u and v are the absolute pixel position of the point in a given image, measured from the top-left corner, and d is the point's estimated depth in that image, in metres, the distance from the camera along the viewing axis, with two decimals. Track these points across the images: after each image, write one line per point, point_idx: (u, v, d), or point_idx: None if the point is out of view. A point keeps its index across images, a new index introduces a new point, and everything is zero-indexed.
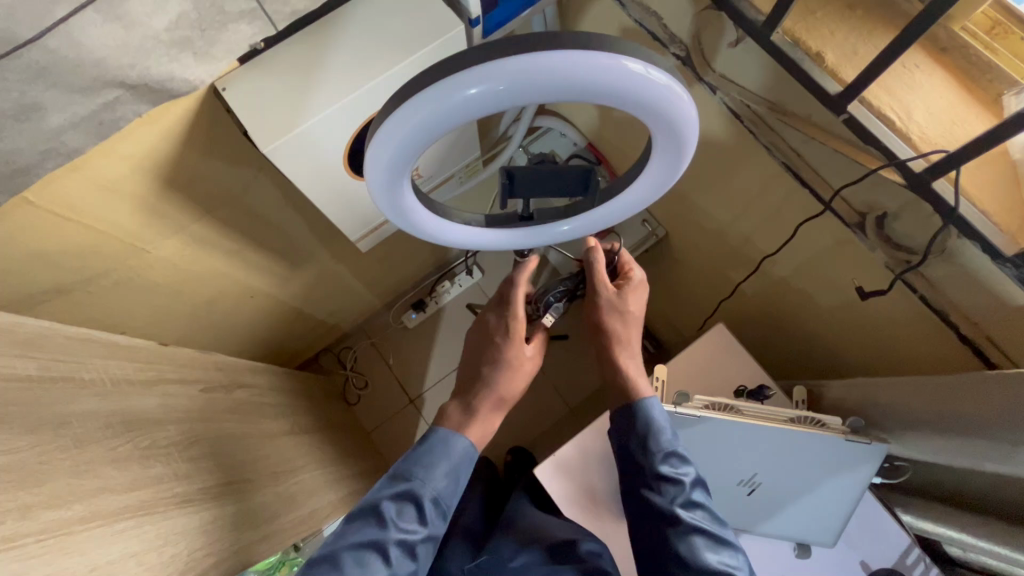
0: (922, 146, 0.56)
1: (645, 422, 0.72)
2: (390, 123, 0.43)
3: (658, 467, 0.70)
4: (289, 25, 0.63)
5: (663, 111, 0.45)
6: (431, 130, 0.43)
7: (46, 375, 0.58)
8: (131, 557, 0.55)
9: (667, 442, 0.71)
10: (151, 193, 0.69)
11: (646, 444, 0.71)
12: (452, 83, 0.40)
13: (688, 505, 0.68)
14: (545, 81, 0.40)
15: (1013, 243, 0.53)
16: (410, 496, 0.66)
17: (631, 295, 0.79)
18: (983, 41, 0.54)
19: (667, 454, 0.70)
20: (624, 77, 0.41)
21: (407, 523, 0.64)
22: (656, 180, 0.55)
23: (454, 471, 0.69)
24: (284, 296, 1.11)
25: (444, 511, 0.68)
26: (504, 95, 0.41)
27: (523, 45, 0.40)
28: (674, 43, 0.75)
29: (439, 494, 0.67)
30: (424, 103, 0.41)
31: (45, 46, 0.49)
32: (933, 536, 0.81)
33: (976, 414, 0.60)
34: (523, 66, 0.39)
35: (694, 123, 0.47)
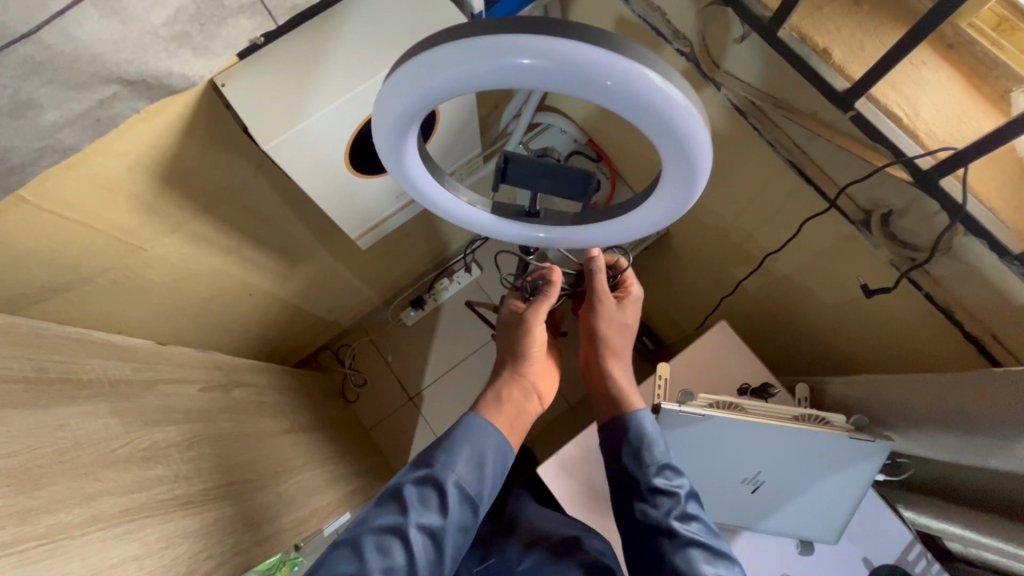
0: (930, 144, 0.56)
1: (639, 433, 0.71)
2: (427, 56, 0.41)
3: (652, 480, 0.68)
4: (289, 19, 0.61)
5: (686, 143, 0.44)
6: (471, 80, 0.42)
7: (43, 377, 0.57)
8: (132, 560, 0.54)
9: (661, 455, 0.69)
10: (148, 190, 0.68)
11: (639, 457, 0.70)
12: (503, 45, 0.39)
13: (684, 518, 0.66)
14: (586, 76, 0.40)
15: (1020, 240, 0.53)
16: (432, 481, 0.64)
17: (627, 307, 0.81)
18: (989, 38, 0.53)
19: (661, 467, 0.69)
20: (665, 93, 0.41)
21: (428, 508, 0.62)
22: (656, 212, 0.55)
23: (478, 456, 0.66)
24: (283, 294, 1.10)
25: (470, 498, 0.65)
26: (549, 75, 0.40)
27: (584, 35, 0.39)
28: (677, 39, 0.74)
29: (462, 481, 0.64)
30: (469, 52, 0.40)
31: (41, 40, 0.48)
32: (935, 532, 0.81)
33: (980, 413, 0.60)
34: (575, 53, 0.39)
35: (706, 170, 0.48)
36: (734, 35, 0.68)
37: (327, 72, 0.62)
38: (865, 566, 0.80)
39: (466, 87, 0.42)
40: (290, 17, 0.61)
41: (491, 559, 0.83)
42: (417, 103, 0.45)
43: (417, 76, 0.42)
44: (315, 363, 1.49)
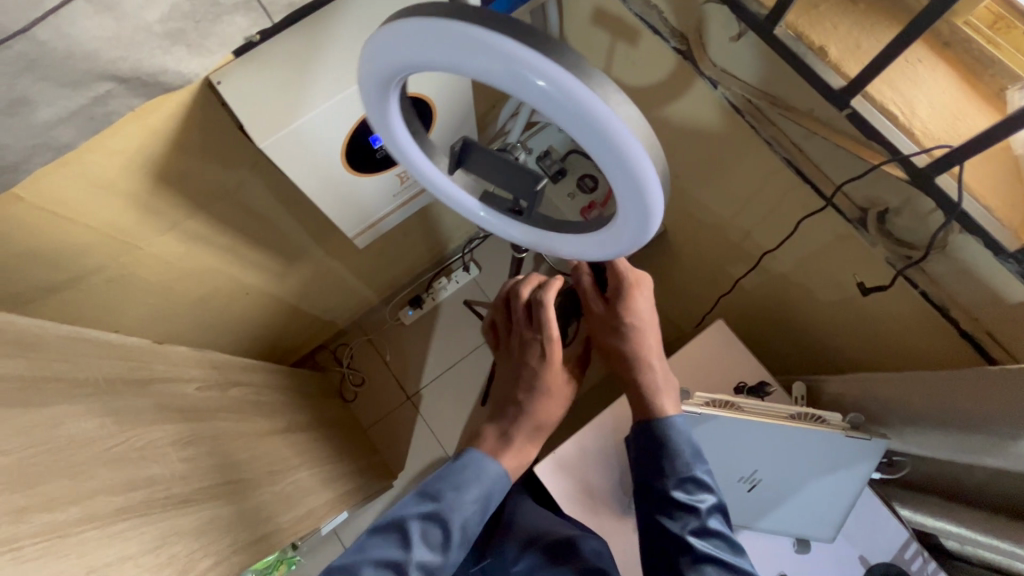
0: (924, 141, 0.55)
1: (667, 443, 0.69)
2: (455, 22, 0.38)
3: (672, 491, 0.67)
4: (285, 17, 0.60)
5: (639, 206, 0.46)
6: (471, 65, 0.40)
7: (38, 375, 0.57)
8: (127, 559, 0.54)
9: (685, 467, 0.68)
10: (144, 189, 0.68)
11: (662, 466, 0.69)
12: (530, 58, 0.38)
13: (702, 534, 0.65)
14: (585, 118, 0.40)
15: (1016, 238, 0.53)
16: (435, 518, 0.65)
17: (636, 302, 0.74)
18: (986, 36, 0.53)
19: (683, 480, 0.68)
20: (638, 162, 0.42)
21: (430, 545, 0.63)
22: (609, 243, 0.54)
23: (482, 499, 0.68)
24: (279, 293, 1.10)
25: (468, 539, 0.66)
26: (551, 106, 0.40)
27: (607, 87, 0.39)
28: (674, 37, 0.75)
29: (466, 522, 0.66)
30: (493, 44, 0.38)
31: (33, 37, 0.47)
32: (930, 530, 0.81)
33: (975, 410, 0.60)
34: (588, 100, 0.39)
35: (648, 234, 0.50)
36: (730, 33, 0.68)
37: (324, 69, 0.62)
38: (861, 564, 0.80)
39: (466, 66, 0.41)
40: (285, 16, 0.60)
41: (489, 559, 0.83)
42: (411, 53, 0.42)
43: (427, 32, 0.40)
44: (312, 362, 1.48)
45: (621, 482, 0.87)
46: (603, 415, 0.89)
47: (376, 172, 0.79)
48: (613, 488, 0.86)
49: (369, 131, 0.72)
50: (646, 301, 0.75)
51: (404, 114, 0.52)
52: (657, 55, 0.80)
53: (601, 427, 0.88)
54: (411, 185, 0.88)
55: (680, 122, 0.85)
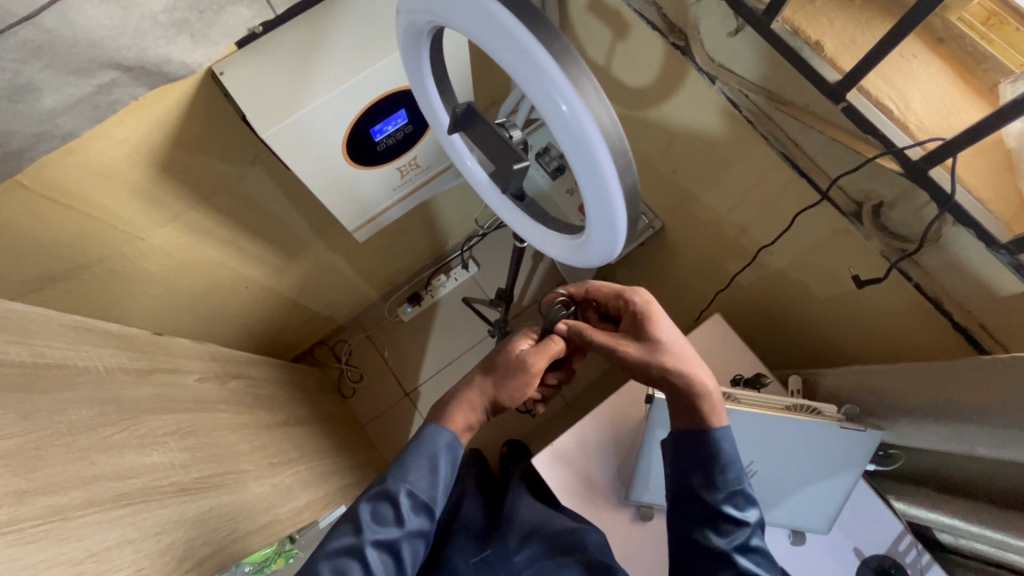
0: (919, 134, 0.57)
1: (720, 452, 0.63)
2: (508, 18, 0.40)
3: (721, 507, 0.62)
4: (289, 9, 0.63)
5: (604, 237, 0.51)
6: (503, 57, 0.43)
7: (39, 362, 0.57)
8: (127, 543, 0.55)
9: (735, 480, 0.63)
10: (147, 179, 0.68)
11: (711, 478, 0.63)
12: (561, 84, 0.40)
13: (746, 551, 0.62)
14: (584, 150, 0.43)
15: (1008, 230, 0.54)
16: (384, 495, 0.63)
17: (656, 319, 0.68)
18: (980, 32, 0.54)
19: (732, 493, 0.63)
20: (611, 205, 0.47)
21: (383, 523, 0.62)
22: (576, 253, 0.57)
23: (431, 463, 0.64)
24: (280, 287, 1.10)
25: (424, 505, 0.64)
26: (562, 125, 0.43)
27: (614, 135, 0.43)
28: (672, 32, 0.76)
29: (414, 490, 0.63)
30: (530, 53, 0.40)
31: (42, 24, 0.49)
32: (925, 523, 0.82)
33: (969, 401, 0.61)
34: (592, 139, 0.42)
35: (605, 256, 0.54)
36: (728, 28, 0.69)
37: (326, 60, 0.63)
38: (856, 556, 0.81)
39: (498, 52, 0.43)
40: (289, 8, 0.62)
41: (489, 548, 0.82)
42: (450, 17, 0.44)
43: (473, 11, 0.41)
44: (311, 358, 1.49)
45: (619, 474, 0.87)
46: (600, 408, 0.89)
47: (376, 165, 0.80)
48: (612, 480, 0.87)
49: (371, 124, 0.73)
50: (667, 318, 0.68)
51: (436, 72, 0.56)
52: (656, 52, 0.81)
53: (599, 419, 0.90)
54: (411, 179, 0.89)
55: (678, 118, 0.86)
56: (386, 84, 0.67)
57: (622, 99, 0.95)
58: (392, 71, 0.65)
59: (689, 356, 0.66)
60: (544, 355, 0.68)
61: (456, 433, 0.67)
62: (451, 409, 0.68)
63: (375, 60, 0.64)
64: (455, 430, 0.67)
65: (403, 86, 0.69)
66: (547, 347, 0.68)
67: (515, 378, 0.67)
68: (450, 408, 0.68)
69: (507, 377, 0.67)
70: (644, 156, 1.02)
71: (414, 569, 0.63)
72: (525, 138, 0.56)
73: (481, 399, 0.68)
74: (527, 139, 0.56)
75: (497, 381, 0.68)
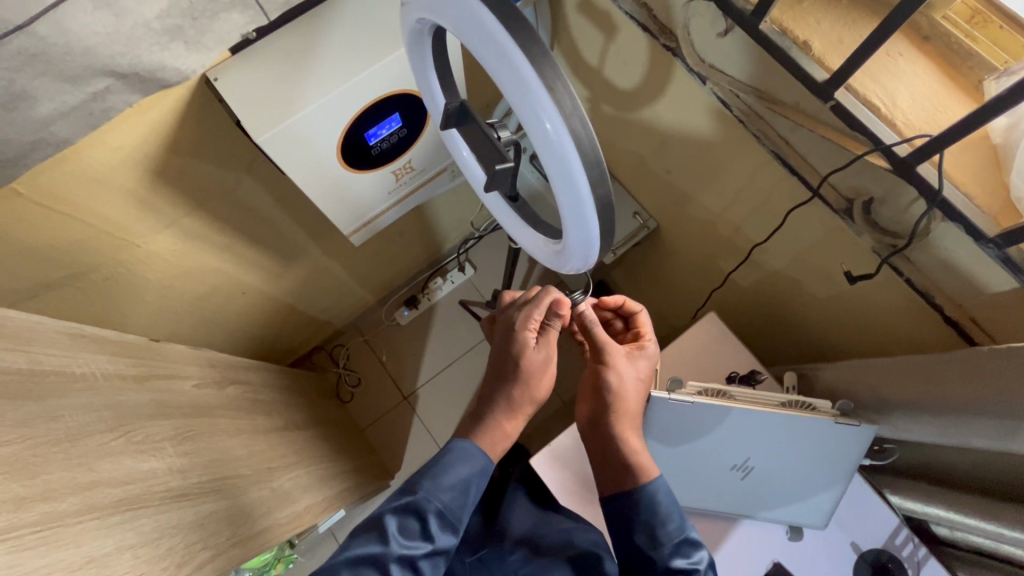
0: (907, 132, 0.57)
1: (659, 506, 0.65)
2: (501, 33, 0.40)
3: (670, 562, 0.63)
4: (282, 15, 0.63)
5: (579, 249, 0.52)
6: (491, 66, 0.43)
7: (36, 369, 0.57)
8: (126, 549, 0.55)
9: (678, 530, 0.64)
10: (142, 186, 0.69)
11: (654, 535, 0.64)
12: (545, 101, 0.41)
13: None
14: (564, 167, 0.44)
15: (995, 224, 0.55)
16: (413, 508, 0.62)
17: (637, 360, 0.75)
18: (964, 30, 0.54)
19: (678, 544, 0.64)
20: (585, 220, 0.48)
21: (410, 538, 0.60)
22: (556, 261, 0.59)
23: (463, 482, 0.65)
24: (276, 292, 1.11)
25: (451, 526, 0.63)
26: (543, 144, 0.43)
27: (591, 153, 0.43)
28: (664, 34, 0.77)
29: (444, 509, 0.63)
30: (515, 67, 0.41)
31: (34, 32, 0.49)
32: (921, 516, 0.83)
33: (962, 394, 0.61)
34: (571, 157, 0.43)
35: (579, 265, 0.56)
36: (717, 29, 0.70)
37: (320, 64, 0.64)
38: (853, 551, 0.81)
39: (487, 61, 0.43)
40: (282, 14, 0.63)
41: (486, 548, 0.83)
42: (447, 16, 0.44)
43: (468, 16, 0.42)
44: (308, 363, 1.49)
45: None
46: None
47: (372, 168, 0.80)
48: None
49: (365, 128, 0.73)
50: (646, 359, 0.75)
51: (437, 67, 0.56)
52: (647, 55, 0.82)
53: None
54: (407, 182, 0.90)
55: (670, 119, 0.87)
56: (381, 88, 0.68)
57: (614, 102, 0.96)
58: (386, 73, 0.66)
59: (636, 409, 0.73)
60: (553, 347, 0.70)
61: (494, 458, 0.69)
62: (492, 430, 0.69)
63: (367, 63, 0.64)
64: (492, 454, 0.68)
65: (395, 88, 0.69)
66: (552, 337, 0.70)
67: (541, 374, 0.70)
68: (485, 427, 0.69)
69: (532, 380, 0.69)
70: (637, 156, 1.03)
71: None
72: (514, 139, 0.55)
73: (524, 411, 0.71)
74: (517, 138, 0.56)
75: (523, 385, 0.69)
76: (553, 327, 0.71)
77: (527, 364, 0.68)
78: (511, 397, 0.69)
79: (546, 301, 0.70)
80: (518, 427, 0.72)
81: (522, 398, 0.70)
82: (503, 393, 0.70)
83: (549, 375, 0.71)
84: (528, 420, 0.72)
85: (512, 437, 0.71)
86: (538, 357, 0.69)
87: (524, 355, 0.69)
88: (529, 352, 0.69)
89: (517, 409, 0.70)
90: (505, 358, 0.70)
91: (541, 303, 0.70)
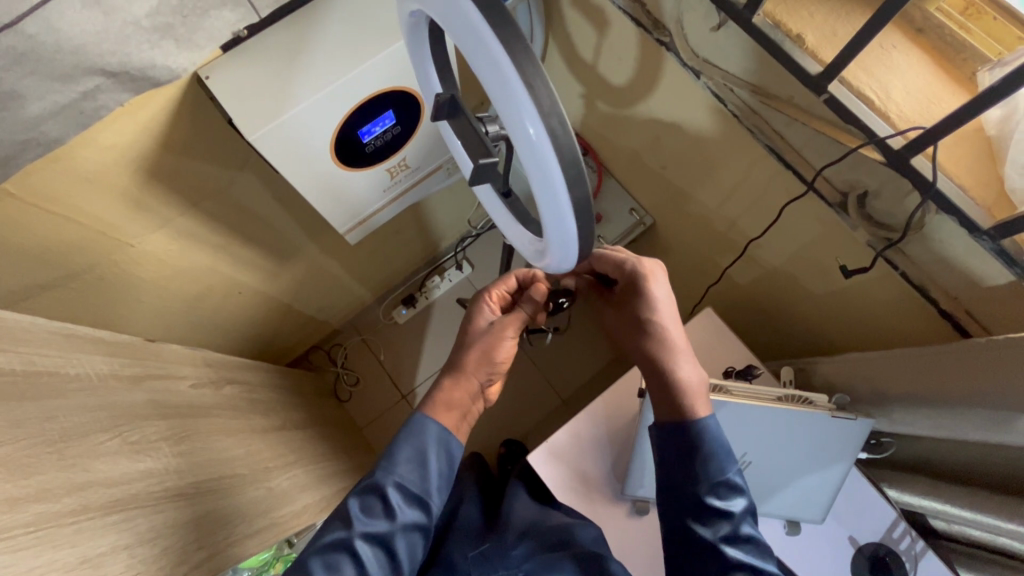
0: (899, 124, 0.57)
1: (704, 444, 0.62)
2: (486, 31, 0.40)
3: (705, 499, 0.61)
4: (273, 12, 0.63)
5: (559, 248, 0.52)
6: (473, 58, 0.43)
7: (30, 370, 0.57)
8: (121, 549, 0.54)
9: (719, 471, 0.61)
10: (135, 185, 0.68)
11: (694, 471, 0.62)
12: (526, 103, 0.41)
13: (734, 542, 0.60)
14: (543, 168, 0.44)
15: (989, 216, 0.55)
16: (373, 489, 0.61)
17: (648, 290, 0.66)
18: (958, 22, 0.54)
19: (716, 484, 0.61)
20: (563, 221, 0.48)
21: (373, 518, 0.60)
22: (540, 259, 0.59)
23: (420, 454, 0.63)
24: (273, 291, 1.10)
25: (417, 498, 0.62)
26: (524, 144, 0.43)
27: (570, 155, 0.43)
28: (657, 29, 0.78)
29: (404, 483, 0.62)
30: (499, 63, 0.40)
31: (23, 31, 0.49)
32: (919, 509, 0.82)
33: (959, 387, 0.61)
34: (550, 159, 0.43)
35: (559, 264, 0.56)
36: (711, 23, 0.70)
37: (311, 63, 0.63)
38: (851, 544, 0.81)
39: (472, 57, 0.43)
40: (273, 10, 0.63)
41: (487, 544, 0.83)
42: (436, 8, 0.44)
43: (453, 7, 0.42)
44: (306, 363, 1.49)
45: (616, 468, 0.88)
46: (594, 403, 0.90)
47: (366, 166, 0.80)
48: (606, 473, 0.88)
49: (358, 125, 0.73)
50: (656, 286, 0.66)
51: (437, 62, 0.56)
52: (640, 49, 0.82)
53: (594, 414, 0.90)
54: (401, 180, 0.89)
55: (664, 115, 0.87)
56: (375, 83, 0.68)
57: (609, 98, 0.96)
58: (379, 70, 0.66)
59: (667, 347, 0.66)
60: (514, 322, 0.70)
61: (446, 425, 0.65)
62: (438, 396, 0.68)
63: (359, 62, 0.64)
64: (445, 423, 0.66)
65: (387, 86, 0.69)
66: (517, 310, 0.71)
67: (495, 340, 0.69)
68: (432, 397, 0.68)
69: (478, 346, 0.70)
70: (633, 152, 1.03)
71: (409, 564, 0.61)
72: (502, 133, 0.54)
73: (471, 379, 0.69)
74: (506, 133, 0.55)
75: (470, 354, 0.70)
76: (523, 308, 0.72)
77: (473, 332, 0.71)
78: (461, 361, 0.69)
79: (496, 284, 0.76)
80: (462, 396, 0.68)
81: (470, 363, 0.69)
82: (451, 362, 0.71)
83: (505, 333, 0.70)
84: (474, 393, 0.70)
85: (460, 404, 0.68)
86: (484, 326, 0.72)
87: (473, 321, 0.73)
88: (487, 322, 0.73)
89: (467, 375, 0.69)
90: (462, 333, 0.73)
91: (507, 282, 0.76)
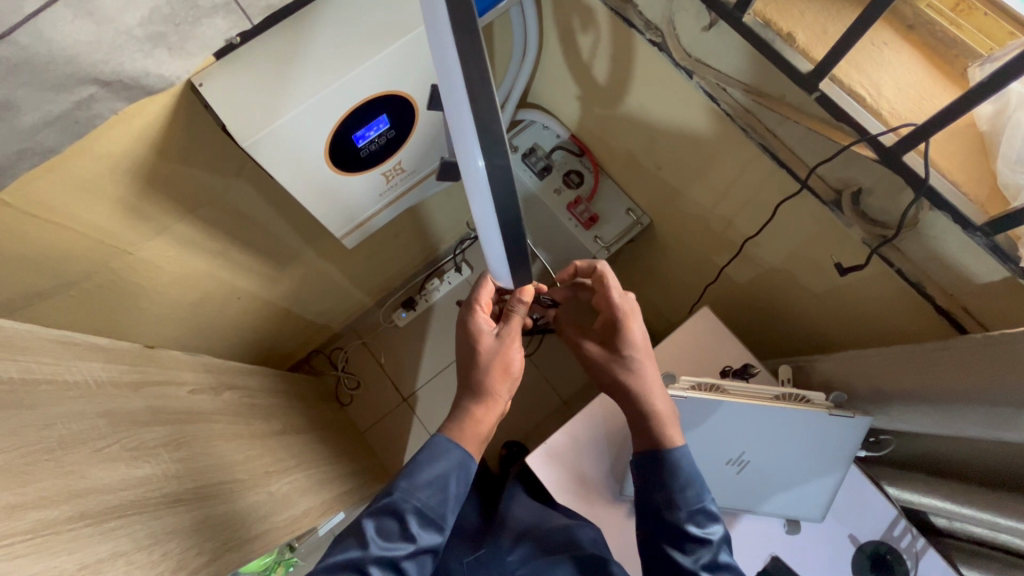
0: (892, 121, 0.57)
1: (679, 473, 0.67)
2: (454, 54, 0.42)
3: (683, 526, 0.65)
4: (265, 19, 0.63)
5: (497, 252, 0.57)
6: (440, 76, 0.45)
7: (28, 378, 0.57)
8: (120, 556, 0.54)
9: (696, 499, 0.66)
10: (130, 193, 0.69)
11: (672, 497, 0.67)
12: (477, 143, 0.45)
13: (714, 568, 0.64)
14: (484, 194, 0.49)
15: (982, 211, 0.55)
16: (389, 510, 0.62)
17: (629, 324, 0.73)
18: (948, 18, 0.54)
19: (694, 512, 0.66)
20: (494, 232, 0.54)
21: (389, 540, 0.60)
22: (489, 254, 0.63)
23: (440, 478, 0.63)
24: (271, 297, 1.11)
25: (432, 521, 0.63)
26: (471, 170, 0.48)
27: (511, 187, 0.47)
28: (649, 29, 0.77)
29: (423, 507, 0.62)
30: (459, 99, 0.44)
31: (16, 42, 0.49)
32: (920, 507, 0.81)
33: (957, 384, 0.61)
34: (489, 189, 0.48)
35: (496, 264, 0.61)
36: (701, 23, 0.70)
37: (303, 69, 0.64)
38: (851, 543, 0.81)
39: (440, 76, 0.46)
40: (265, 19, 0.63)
41: (483, 547, 0.83)
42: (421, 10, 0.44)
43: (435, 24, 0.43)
44: (307, 367, 1.48)
45: (614, 469, 0.87)
46: (592, 405, 0.90)
47: (360, 170, 0.80)
48: (603, 475, 0.88)
49: (351, 130, 0.73)
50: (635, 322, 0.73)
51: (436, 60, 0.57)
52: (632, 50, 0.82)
53: (592, 416, 0.90)
54: (397, 184, 0.90)
55: (658, 115, 0.87)
56: (367, 88, 0.68)
57: (604, 98, 0.97)
58: (374, 76, 0.67)
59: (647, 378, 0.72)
60: (517, 331, 0.71)
61: (469, 450, 0.66)
62: (469, 421, 0.68)
63: (350, 65, 0.65)
64: (469, 449, 0.66)
65: (383, 91, 0.70)
66: (513, 318, 0.71)
67: (507, 356, 0.69)
68: (459, 420, 0.68)
69: (495, 366, 0.69)
70: (628, 152, 1.03)
71: None
72: None
73: (499, 401, 0.69)
74: None
75: (489, 375, 0.69)
76: (517, 312, 0.71)
77: (484, 351, 0.69)
78: (486, 385, 0.68)
79: (483, 289, 0.73)
80: (491, 417, 0.69)
81: (495, 382, 0.69)
82: (467, 385, 0.69)
83: (516, 349, 0.70)
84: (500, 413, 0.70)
85: (486, 431, 0.69)
86: (492, 342, 0.70)
87: (478, 337, 0.71)
88: (492, 336, 0.71)
89: (494, 399, 0.69)
90: (467, 352, 0.71)
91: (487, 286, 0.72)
